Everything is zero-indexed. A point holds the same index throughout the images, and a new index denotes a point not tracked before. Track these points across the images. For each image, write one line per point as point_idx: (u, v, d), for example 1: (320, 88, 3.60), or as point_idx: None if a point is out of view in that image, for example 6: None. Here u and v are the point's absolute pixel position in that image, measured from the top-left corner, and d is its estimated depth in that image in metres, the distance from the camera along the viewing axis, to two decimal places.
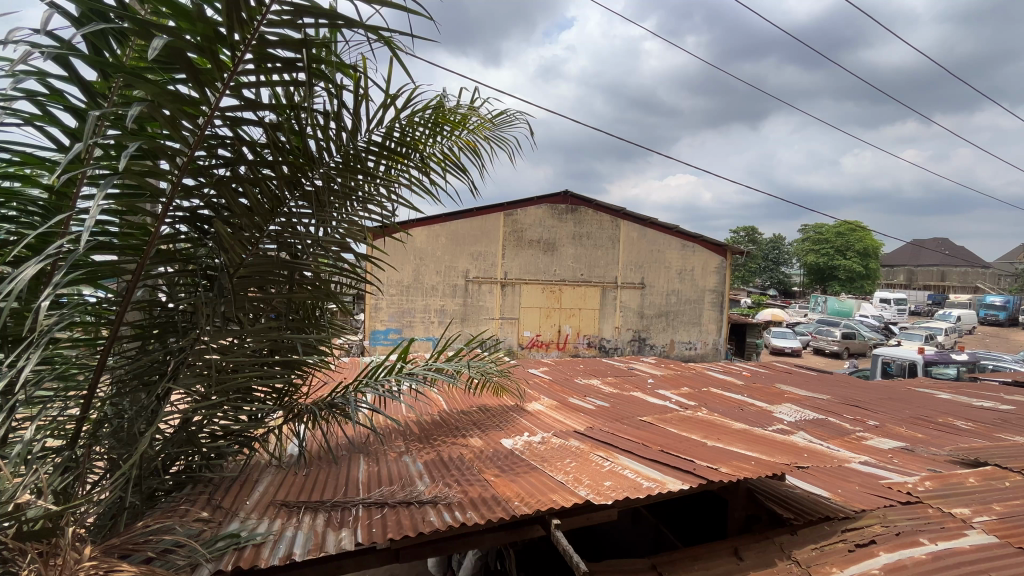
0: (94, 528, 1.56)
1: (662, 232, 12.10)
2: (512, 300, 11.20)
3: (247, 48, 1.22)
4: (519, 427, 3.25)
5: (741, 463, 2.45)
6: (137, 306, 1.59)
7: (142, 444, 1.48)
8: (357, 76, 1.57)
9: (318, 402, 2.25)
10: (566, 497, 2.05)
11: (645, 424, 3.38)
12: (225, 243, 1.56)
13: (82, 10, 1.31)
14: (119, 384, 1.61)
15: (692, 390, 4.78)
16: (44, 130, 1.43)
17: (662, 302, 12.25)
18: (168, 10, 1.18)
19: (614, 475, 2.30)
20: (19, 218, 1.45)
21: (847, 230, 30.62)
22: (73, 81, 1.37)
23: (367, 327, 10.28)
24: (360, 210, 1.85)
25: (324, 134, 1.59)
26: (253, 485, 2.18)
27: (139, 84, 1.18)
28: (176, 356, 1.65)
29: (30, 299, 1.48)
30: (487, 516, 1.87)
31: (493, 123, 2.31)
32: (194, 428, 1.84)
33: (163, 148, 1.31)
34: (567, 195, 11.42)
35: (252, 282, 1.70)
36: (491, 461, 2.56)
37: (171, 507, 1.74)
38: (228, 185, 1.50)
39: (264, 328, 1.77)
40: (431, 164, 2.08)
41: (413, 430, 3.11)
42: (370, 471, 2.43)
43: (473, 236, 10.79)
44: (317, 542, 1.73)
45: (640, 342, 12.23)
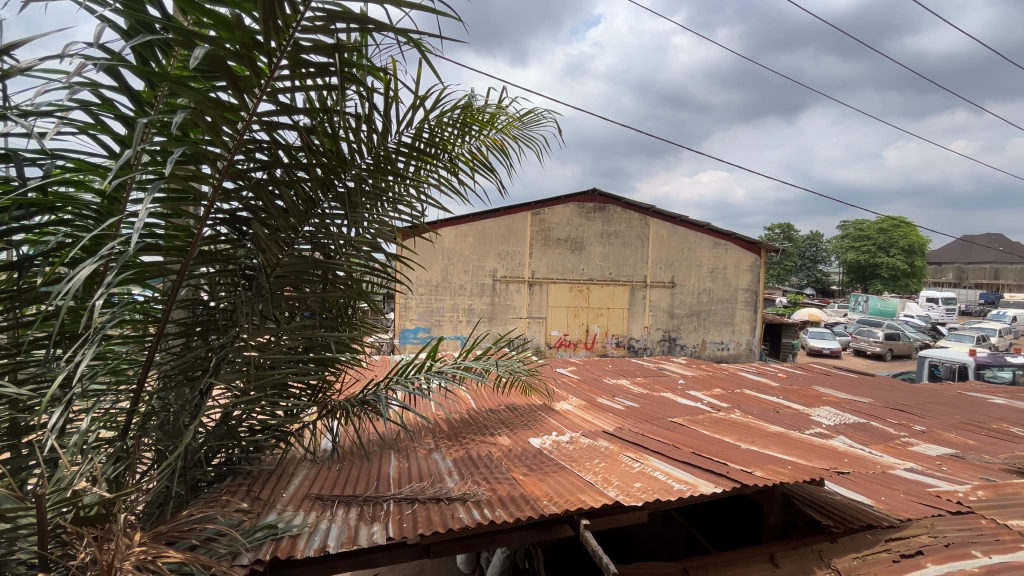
0: (143, 515, 1.64)
1: (693, 230, 11.86)
2: (539, 299, 11.17)
3: (283, 54, 1.26)
4: (548, 427, 3.24)
5: (778, 467, 2.38)
6: (181, 304, 1.67)
7: (186, 436, 1.55)
8: (387, 79, 1.59)
9: (351, 398, 2.30)
10: (595, 498, 2.03)
11: (675, 425, 3.32)
12: (263, 244, 1.61)
13: (130, 23, 1.38)
14: (165, 379, 1.69)
15: (725, 392, 4.67)
16: (97, 138, 1.51)
17: (693, 301, 12.00)
18: (209, 19, 1.23)
19: (645, 477, 2.27)
20: (74, 222, 1.54)
21: (891, 226, 29.26)
22: (123, 91, 1.45)
23: (398, 326, 10.47)
24: (390, 211, 1.88)
25: (356, 136, 1.62)
26: (289, 478, 2.25)
27: (183, 91, 1.24)
28: (217, 353, 1.72)
29: (85, 298, 1.58)
30: (516, 514, 1.88)
31: (521, 121, 2.30)
32: (234, 422, 1.91)
33: (205, 153, 1.37)
34: (595, 194, 11.32)
35: (288, 281, 1.76)
36: (520, 460, 2.56)
37: (213, 497, 1.82)
38: (265, 188, 1.55)
39: (299, 326, 1.83)
40: (460, 164, 2.10)
41: (442, 428, 3.14)
42: (401, 467, 2.47)
43: (500, 236, 10.83)
44: (350, 535, 1.77)
45: (670, 342, 12.01)
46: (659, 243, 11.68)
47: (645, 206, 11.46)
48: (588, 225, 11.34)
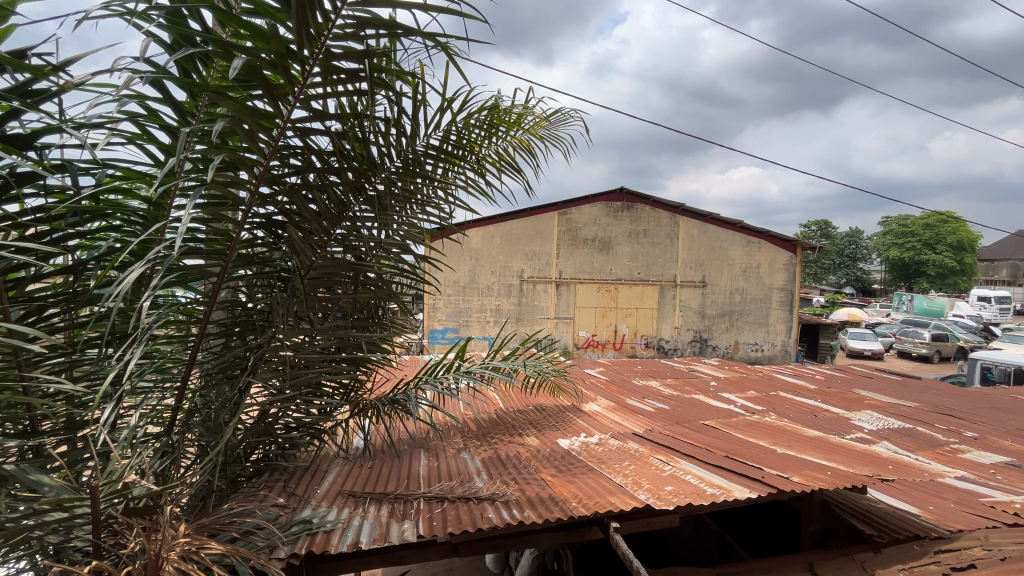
0: (187, 508, 1.71)
1: (724, 228, 11.58)
2: (567, 300, 11.10)
3: (315, 61, 1.30)
4: (576, 428, 3.21)
5: (817, 473, 2.29)
6: (221, 306, 1.73)
7: (226, 432, 1.62)
8: (415, 82, 1.61)
9: (382, 397, 2.35)
10: (625, 500, 2.00)
11: (707, 427, 3.25)
12: (297, 247, 1.66)
13: (173, 37, 1.44)
14: (206, 377, 1.76)
15: (759, 394, 4.53)
16: (144, 147, 1.58)
17: (725, 301, 11.71)
18: (246, 31, 1.27)
19: (676, 480, 2.23)
20: (123, 228, 1.62)
21: (937, 221, 27.84)
22: (167, 102, 1.51)
23: (426, 326, 10.60)
24: (419, 213, 1.91)
25: (386, 140, 1.65)
26: (323, 475, 2.31)
27: (222, 100, 1.29)
28: (255, 352, 1.78)
29: (133, 300, 1.66)
30: (545, 515, 1.87)
31: (548, 121, 2.30)
32: (271, 419, 1.97)
33: (243, 160, 1.42)
34: (623, 193, 11.20)
35: (321, 283, 1.81)
36: (548, 461, 2.55)
37: (252, 492, 1.88)
38: (299, 192, 1.59)
39: (332, 326, 1.87)
40: (487, 165, 2.11)
41: (471, 428, 3.16)
42: (430, 466, 2.50)
43: (527, 236, 10.83)
44: (382, 533, 1.80)
45: (701, 343, 11.75)
46: (689, 241, 11.45)
47: (675, 205, 11.26)
48: (616, 225, 11.22)
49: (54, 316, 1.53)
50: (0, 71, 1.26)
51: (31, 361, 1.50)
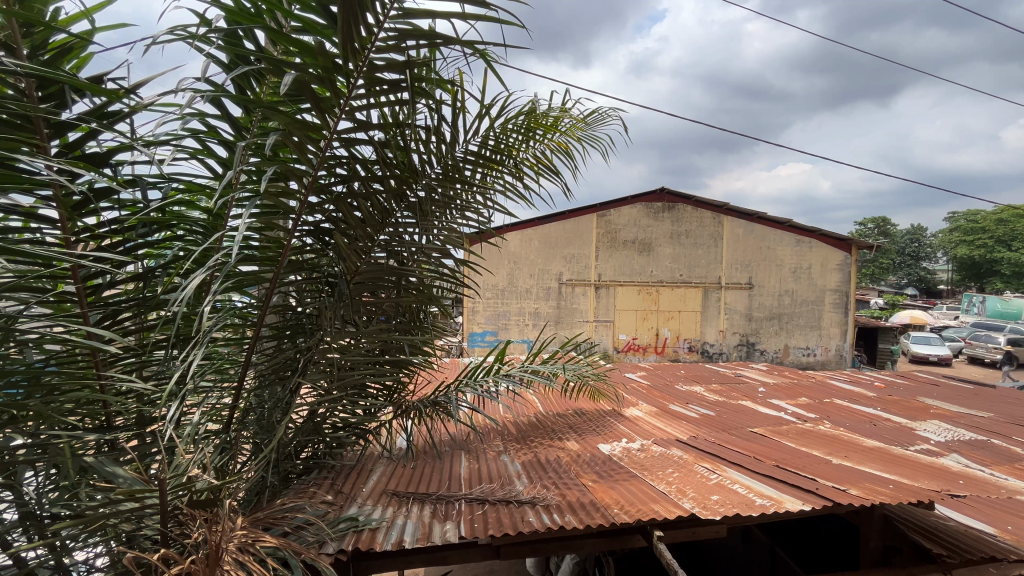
0: (244, 502, 1.80)
1: (772, 227, 11.12)
2: (606, 303, 10.96)
3: (360, 74, 1.34)
4: (618, 433, 3.16)
5: (877, 486, 2.16)
6: (274, 309, 1.82)
7: (279, 431, 1.70)
8: (454, 90, 1.64)
9: (423, 399, 2.39)
10: (669, 508, 1.96)
11: (756, 435, 3.12)
12: (344, 253, 1.73)
13: (230, 57, 1.54)
14: (260, 377, 1.85)
15: (812, 401, 4.31)
16: (204, 162, 1.69)
17: (774, 303, 11.23)
18: (295, 48, 1.33)
19: (723, 489, 2.15)
20: (186, 237, 1.73)
21: (1013, 216, 25.68)
22: (224, 118, 1.61)
23: (466, 328, 10.75)
24: (458, 218, 1.95)
25: (426, 148, 1.69)
26: (368, 474, 2.39)
27: (275, 115, 1.36)
28: (305, 355, 1.86)
29: (196, 304, 1.77)
30: (586, 521, 1.86)
31: (586, 122, 2.28)
32: (319, 419, 2.04)
33: (293, 171, 1.49)
34: (663, 193, 10.97)
35: (366, 287, 1.87)
36: (588, 466, 2.53)
37: (302, 490, 1.98)
38: (345, 201, 1.65)
39: (376, 330, 1.93)
40: (525, 168, 2.12)
41: (511, 431, 3.18)
42: (471, 468, 2.53)
43: (566, 239, 10.80)
44: (425, 532, 1.84)
45: (748, 347, 11.30)
46: (734, 242, 11.06)
47: (719, 205, 10.93)
48: (657, 226, 10.99)
49: (127, 320, 1.66)
50: (81, 96, 1.38)
51: (107, 361, 1.63)
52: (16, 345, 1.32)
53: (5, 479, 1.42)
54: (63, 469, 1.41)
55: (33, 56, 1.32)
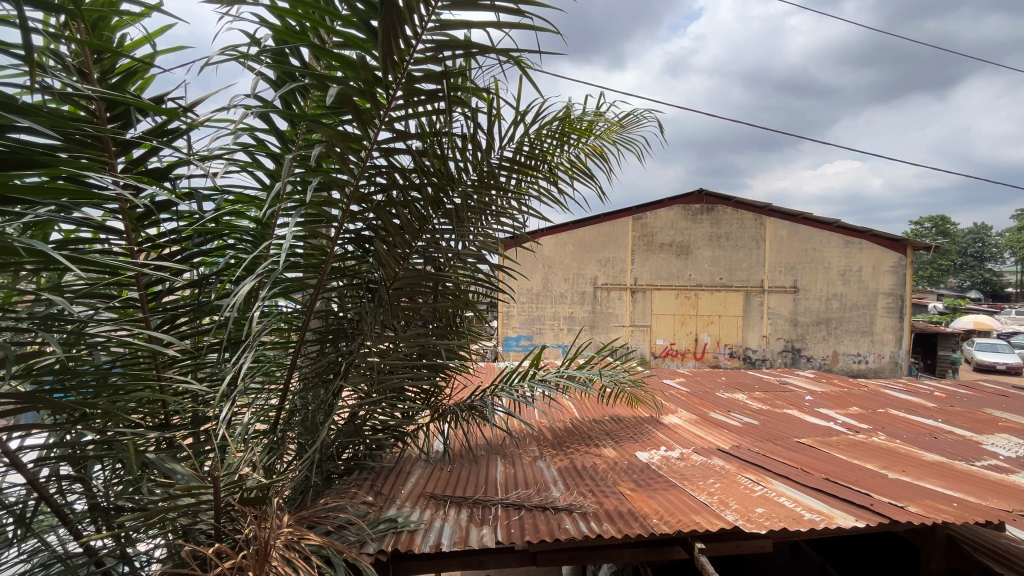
0: (289, 500, 1.87)
1: (818, 228, 10.65)
2: (643, 307, 10.76)
3: (399, 86, 1.38)
4: (656, 441, 3.10)
5: (938, 504, 2.03)
6: (317, 315, 1.88)
7: (322, 433, 1.76)
8: (490, 98, 1.66)
9: (460, 403, 2.42)
10: (710, 520, 1.90)
11: (804, 446, 2.98)
12: (383, 260, 1.77)
13: (277, 73, 1.62)
14: (305, 380, 1.93)
15: (864, 411, 4.08)
16: (254, 173, 1.77)
17: (821, 308, 10.73)
18: (338, 63, 1.38)
19: (768, 502, 2.07)
20: (237, 245, 1.82)
21: None
22: (272, 132, 1.69)
23: (501, 333, 10.79)
24: (493, 224, 1.97)
25: (462, 155, 1.71)
26: (406, 477, 2.44)
27: (319, 128, 1.42)
28: (346, 358, 1.92)
29: (246, 310, 1.85)
30: (624, 531, 1.83)
31: (621, 125, 2.26)
32: (360, 421, 2.09)
33: (336, 181, 1.54)
34: (702, 194, 10.70)
35: (404, 293, 1.91)
36: (626, 474, 2.49)
37: (344, 490, 2.06)
38: (384, 209, 1.69)
39: (414, 334, 1.97)
40: (559, 173, 2.12)
41: (546, 436, 3.17)
42: (507, 472, 2.54)
43: (600, 243, 10.71)
44: (462, 536, 1.86)
45: (794, 353, 10.84)
46: (777, 243, 10.66)
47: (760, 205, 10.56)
48: (695, 228, 10.73)
49: (183, 324, 1.76)
50: (144, 116, 1.48)
51: (166, 363, 1.73)
52: (87, 348, 1.43)
53: (76, 472, 1.53)
54: (127, 464, 1.51)
55: (103, 80, 1.43)
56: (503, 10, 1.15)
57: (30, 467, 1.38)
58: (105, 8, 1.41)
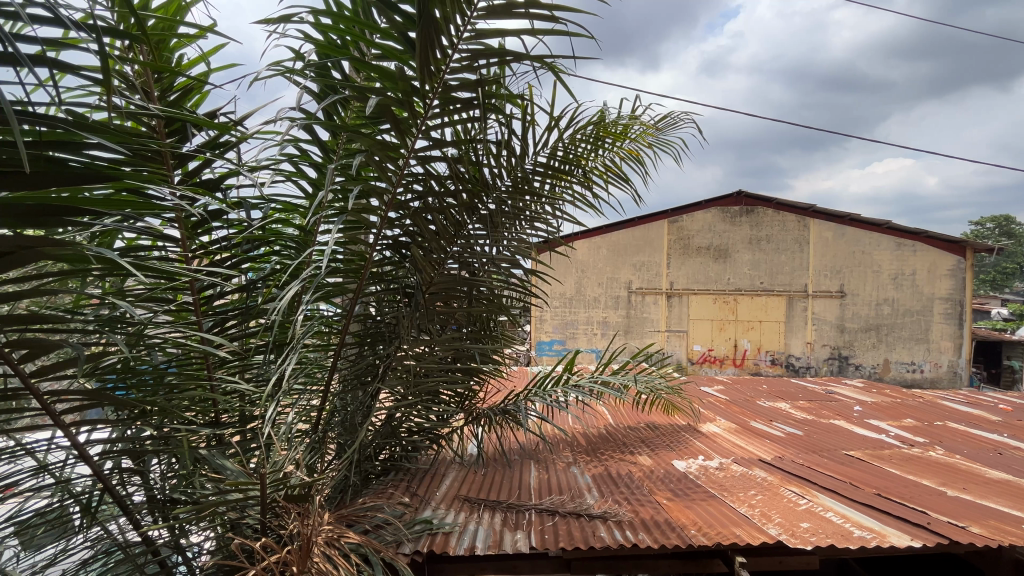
0: (330, 497, 1.94)
1: (867, 230, 10.14)
2: (679, 312, 10.52)
3: (435, 95, 1.41)
4: (693, 449, 3.02)
5: (1005, 525, 1.90)
6: (357, 318, 1.94)
7: (360, 434, 1.81)
8: (525, 104, 1.67)
9: (493, 407, 2.43)
10: (752, 533, 1.84)
11: (852, 459, 2.84)
12: (419, 265, 1.81)
13: (321, 86, 1.68)
14: (344, 382, 1.99)
15: (919, 424, 3.85)
16: (298, 183, 1.85)
17: (870, 313, 10.22)
18: (377, 74, 1.42)
19: (814, 517, 1.99)
20: (282, 252, 1.90)
21: None
22: (315, 142, 1.76)
23: (534, 337, 10.78)
24: (527, 229, 1.98)
25: (497, 161, 1.73)
26: (441, 479, 2.47)
27: (359, 138, 1.47)
28: (384, 361, 1.97)
29: (290, 314, 1.93)
30: (661, 541, 1.80)
31: (657, 127, 2.23)
32: (396, 422, 2.14)
33: (375, 189, 1.59)
34: (741, 195, 10.38)
35: (439, 297, 1.94)
36: (662, 483, 2.44)
37: (381, 490, 2.11)
38: (421, 215, 1.73)
39: (449, 338, 2.00)
40: (594, 177, 2.11)
41: (580, 442, 3.14)
42: (541, 478, 2.53)
43: (635, 246, 10.55)
44: (496, 540, 1.87)
45: (841, 361, 10.34)
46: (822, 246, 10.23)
47: (803, 207, 10.16)
48: (734, 231, 10.42)
49: (231, 327, 1.84)
50: (199, 130, 1.57)
51: (216, 364, 1.82)
52: (146, 348, 1.52)
53: (135, 465, 1.62)
54: (181, 458, 1.60)
55: (163, 98, 1.53)
56: (538, 16, 1.16)
57: (95, 459, 1.46)
58: (164, 30, 1.50)
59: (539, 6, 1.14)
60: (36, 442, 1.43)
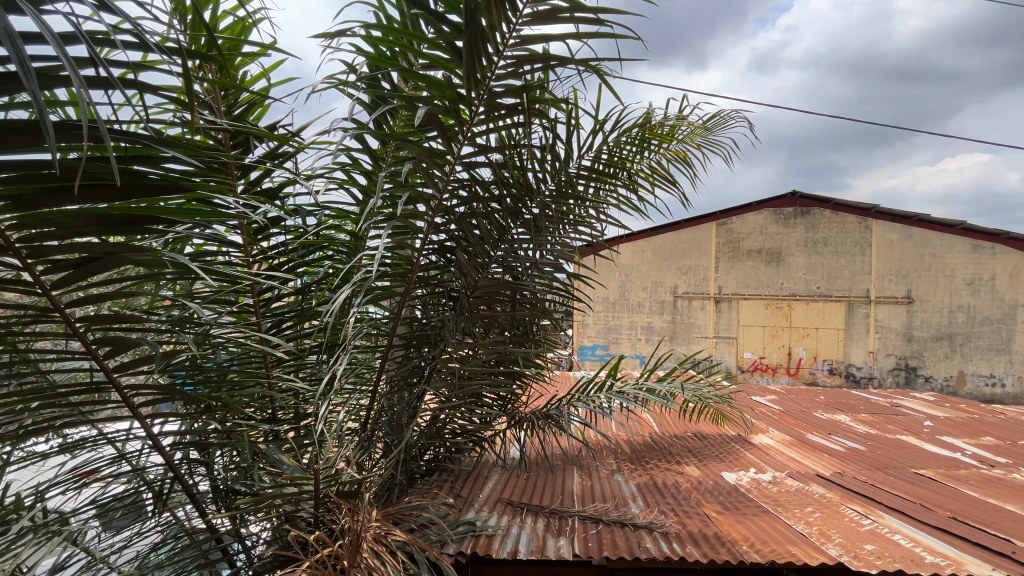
0: (377, 495, 2.00)
1: (938, 231, 9.42)
2: (728, 318, 10.13)
3: (481, 102, 1.43)
4: (744, 461, 2.90)
5: None
6: (403, 321, 1.99)
7: (406, 434, 1.85)
8: (569, 108, 1.67)
9: (536, 411, 2.42)
10: (809, 553, 1.75)
11: (923, 479, 2.64)
12: (465, 269, 1.84)
13: (371, 96, 1.74)
14: (391, 383, 2.04)
15: (1002, 443, 3.53)
16: (349, 190, 1.92)
17: (942, 321, 9.50)
18: (425, 84, 1.46)
19: (879, 539, 1.86)
20: (335, 256, 1.98)
21: None
22: (366, 151, 1.83)
23: (576, 342, 10.67)
24: (571, 232, 1.98)
25: (541, 166, 1.74)
26: (484, 482, 2.50)
27: (407, 146, 1.51)
28: (430, 363, 2.01)
29: (341, 316, 2.01)
30: (710, 556, 1.74)
31: (707, 127, 2.16)
32: (440, 424, 2.17)
33: (422, 195, 1.63)
34: (795, 195, 9.89)
35: (483, 301, 1.96)
36: (711, 495, 2.35)
37: (425, 489, 2.15)
38: (466, 220, 1.75)
39: (493, 342, 2.02)
40: (640, 180, 2.07)
41: (624, 449, 3.08)
42: (584, 484, 2.50)
43: (682, 250, 10.28)
44: (539, 545, 1.86)
45: (908, 372, 9.64)
46: (886, 249, 9.61)
47: (866, 207, 9.56)
48: (788, 233, 9.94)
49: (287, 328, 1.93)
50: (260, 142, 1.66)
51: (274, 363, 1.92)
52: (212, 347, 1.62)
53: (201, 456, 1.73)
54: (242, 452, 1.69)
55: (229, 113, 1.63)
56: (584, 20, 1.16)
57: (167, 449, 1.59)
58: (231, 50, 1.61)
59: (584, 10, 1.14)
60: (116, 432, 1.54)
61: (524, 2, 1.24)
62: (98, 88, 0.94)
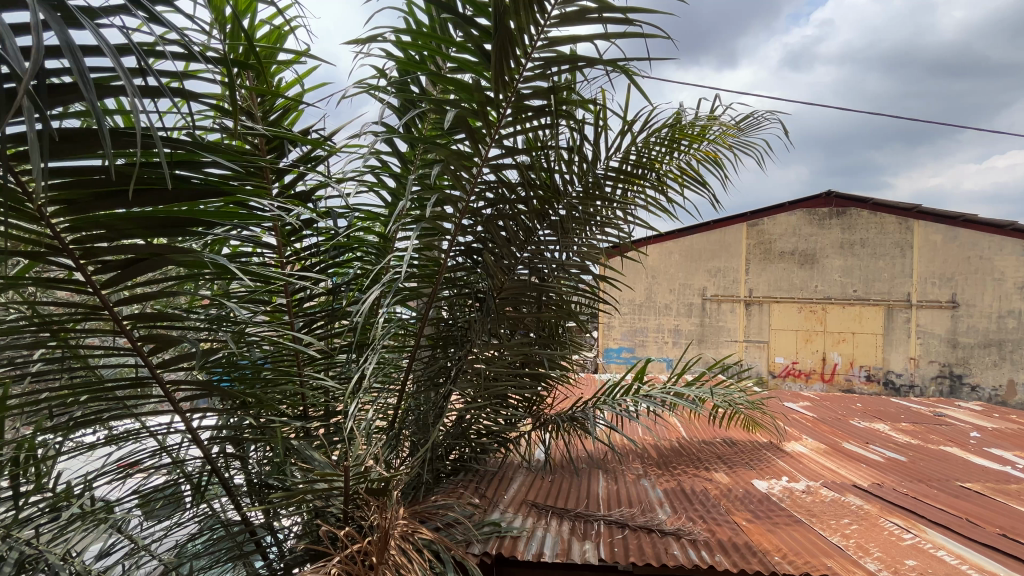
0: (404, 493, 2.02)
1: (985, 232, 8.96)
2: (759, 321, 9.87)
3: (508, 104, 1.44)
4: (776, 469, 2.82)
5: None
6: (430, 321, 2.01)
7: (432, 433, 1.87)
8: (597, 109, 1.66)
9: (561, 413, 2.41)
10: (845, 566, 1.69)
11: (969, 492, 2.51)
12: (491, 270, 1.85)
13: (400, 100, 1.77)
14: (418, 382, 2.06)
15: None
16: (379, 193, 1.96)
17: (990, 327, 9.05)
18: (453, 87, 1.47)
19: (921, 554, 1.78)
20: (364, 257, 2.02)
21: None
22: (395, 154, 1.86)
23: (602, 344, 10.56)
24: (597, 234, 1.96)
25: (568, 168, 1.74)
26: (509, 483, 2.50)
27: (435, 148, 1.53)
28: (456, 363, 2.03)
29: (370, 316, 2.04)
30: (740, 565, 1.70)
31: (738, 127, 2.11)
32: (466, 424, 2.19)
33: (450, 197, 1.65)
34: (831, 195, 9.56)
35: (510, 302, 1.96)
36: (742, 503, 2.30)
37: (451, 489, 2.17)
38: (493, 222, 1.76)
39: (518, 343, 2.02)
40: (668, 181, 2.04)
41: (650, 454, 3.04)
42: (610, 488, 2.47)
43: (710, 251, 10.05)
44: (564, 548, 1.85)
45: (952, 380, 9.20)
46: (929, 251, 9.21)
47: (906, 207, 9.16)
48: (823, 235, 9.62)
49: (318, 327, 1.98)
50: (295, 146, 1.72)
51: (305, 361, 1.97)
52: (247, 345, 1.68)
53: (236, 450, 1.79)
54: (275, 447, 1.74)
55: (265, 118, 1.68)
56: (613, 20, 1.15)
57: (204, 443, 1.64)
58: (267, 57, 1.66)
59: (613, 10, 1.13)
60: (157, 425, 1.60)
61: (552, 4, 1.24)
62: (148, 96, 0.99)
